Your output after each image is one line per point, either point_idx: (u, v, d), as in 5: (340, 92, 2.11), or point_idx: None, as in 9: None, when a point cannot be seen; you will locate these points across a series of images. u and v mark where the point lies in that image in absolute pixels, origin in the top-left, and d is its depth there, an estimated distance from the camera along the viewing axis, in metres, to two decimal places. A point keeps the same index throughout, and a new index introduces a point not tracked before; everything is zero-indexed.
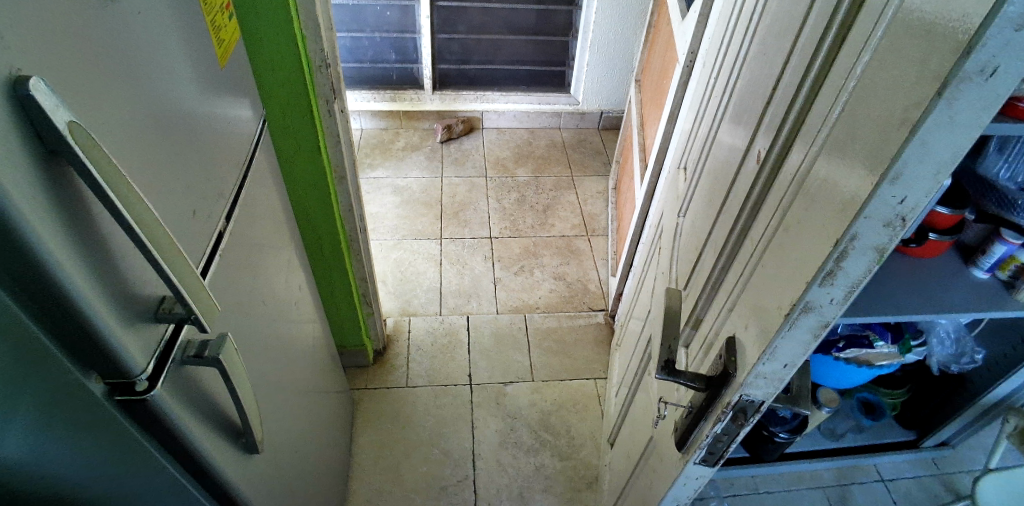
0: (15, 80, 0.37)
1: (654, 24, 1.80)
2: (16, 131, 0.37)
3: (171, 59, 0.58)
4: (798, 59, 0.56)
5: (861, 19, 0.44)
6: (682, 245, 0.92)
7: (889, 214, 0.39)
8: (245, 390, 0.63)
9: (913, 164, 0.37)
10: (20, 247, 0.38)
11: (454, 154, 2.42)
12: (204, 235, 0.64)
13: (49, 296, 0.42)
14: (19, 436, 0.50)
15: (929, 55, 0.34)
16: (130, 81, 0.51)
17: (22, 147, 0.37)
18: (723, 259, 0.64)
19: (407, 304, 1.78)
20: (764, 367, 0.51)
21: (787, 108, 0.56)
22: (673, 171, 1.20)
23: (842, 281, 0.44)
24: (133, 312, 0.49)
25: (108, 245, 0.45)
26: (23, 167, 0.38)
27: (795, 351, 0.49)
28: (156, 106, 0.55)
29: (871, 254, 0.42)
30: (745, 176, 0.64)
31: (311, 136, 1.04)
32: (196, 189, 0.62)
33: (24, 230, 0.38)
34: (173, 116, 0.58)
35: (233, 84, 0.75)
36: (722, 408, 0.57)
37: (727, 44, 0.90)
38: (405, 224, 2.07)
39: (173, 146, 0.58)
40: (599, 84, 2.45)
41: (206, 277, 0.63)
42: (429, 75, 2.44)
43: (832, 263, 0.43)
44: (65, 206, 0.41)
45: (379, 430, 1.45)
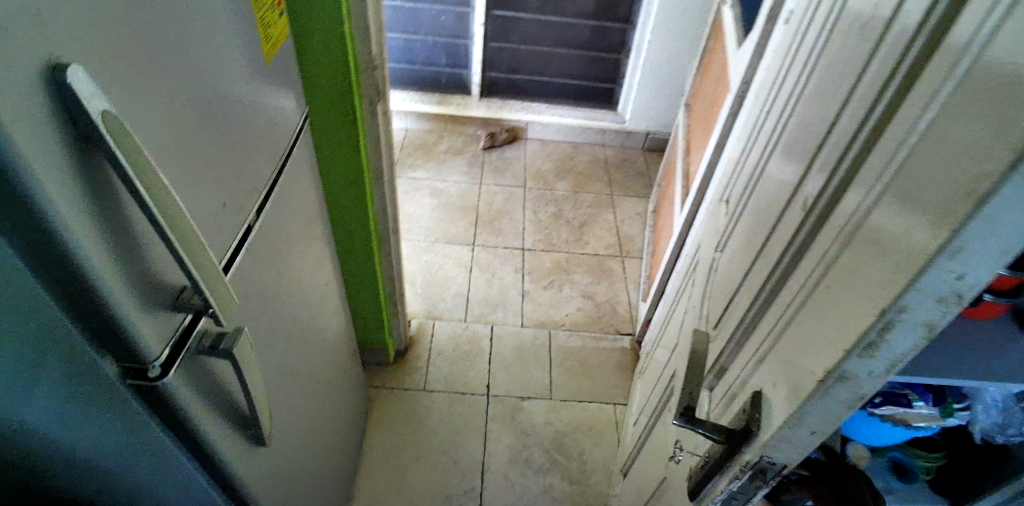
0: (55, 65, 0.38)
1: (709, 50, 1.76)
2: (51, 119, 0.38)
3: (216, 54, 0.58)
4: (859, 103, 0.53)
5: (931, 70, 0.41)
6: (717, 281, 0.89)
7: (947, 289, 0.36)
8: (257, 386, 0.63)
9: (978, 241, 0.34)
10: (51, 235, 0.39)
11: (496, 162, 2.42)
12: (233, 228, 0.64)
13: (74, 283, 0.43)
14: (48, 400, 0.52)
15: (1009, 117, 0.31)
16: (169, 74, 0.51)
17: (56, 135, 0.38)
18: (759, 303, 0.61)
19: (433, 307, 1.78)
20: (791, 431, 0.48)
21: (843, 152, 0.53)
22: (715, 203, 1.16)
23: (885, 354, 0.41)
24: (153, 303, 0.49)
25: (134, 233, 0.46)
26: (57, 156, 0.38)
27: (824, 419, 0.46)
28: (197, 100, 0.55)
29: (920, 329, 0.39)
30: (790, 218, 0.61)
31: (352, 135, 1.05)
32: (229, 183, 0.63)
33: (53, 220, 0.39)
34: (211, 107, 0.58)
35: (278, 79, 0.76)
36: (741, 466, 0.54)
37: (784, 76, 0.87)
38: (440, 227, 2.07)
39: (210, 137, 0.58)
40: (649, 105, 2.41)
41: (228, 272, 0.63)
42: (477, 82, 2.45)
43: (876, 332, 0.40)
44: (97, 196, 0.42)
45: (391, 430, 1.45)
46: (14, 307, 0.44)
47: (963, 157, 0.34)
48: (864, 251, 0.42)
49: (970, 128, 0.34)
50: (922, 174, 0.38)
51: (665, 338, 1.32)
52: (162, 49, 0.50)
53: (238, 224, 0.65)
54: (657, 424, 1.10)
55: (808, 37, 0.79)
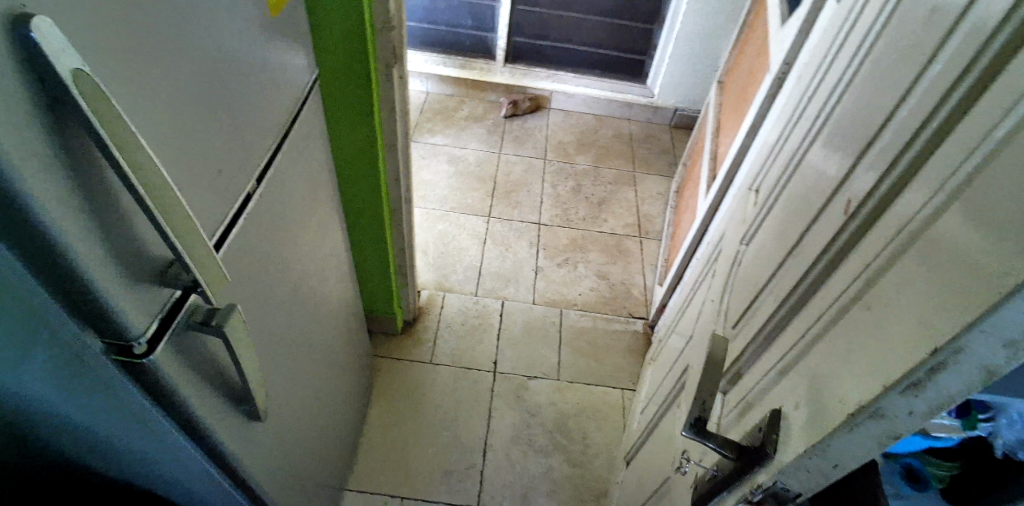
0: (16, 19, 0.34)
1: (749, 24, 1.67)
2: (17, 80, 0.34)
3: (206, 24, 0.53)
4: (921, 98, 0.47)
5: (1013, 65, 0.36)
6: (740, 278, 0.84)
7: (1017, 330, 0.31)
8: (250, 362, 0.61)
9: None
10: (19, 210, 0.37)
11: (516, 131, 2.35)
12: (228, 198, 0.61)
13: (48, 258, 0.40)
14: (36, 368, 0.51)
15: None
16: (169, 73, 0.49)
17: (23, 100, 0.35)
18: (787, 306, 0.57)
19: (444, 279, 1.75)
20: (810, 460, 0.44)
21: (894, 157, 0.48)
22: (743, 192, 1.10)
23: (929, 395, 0.36)
24: (139, 279, 0.47)
25: (117, 207, 0.43)
26: (23, 121, 0.35)
27: (850, 452, 0.41)
28: (200, 100, 0.54)
29: (977, 373, 0.33)
30: (828, 220, 0.56)
31: (365, 100, 1.00)
32: (225, 149, 0.59)
33: (20, 193, 0.36)
34: (209, 98, 0.55)
35: (285, 39, 0.71)
36: (752, 488, 0.50)
37: (833, 61, 0.80)
38: (455, 196, 2.03)
39: (204, 135, 0.55)
40: (679, 80, 2.32)
41: (219, 251, 0.60)
42: (502, 47, 2.36)
43: (924, 367, 0.35)
44: (74, 166, 0.39)
45: (394, 400, 1.45)
46: (10, 297, 0.43)
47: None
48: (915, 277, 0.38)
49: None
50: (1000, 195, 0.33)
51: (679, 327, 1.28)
52: (162, 48, 0.48)
53: (235, 195, 0.62)
54: (665, 416, 1.07)
55: (863, 20, 0.72)
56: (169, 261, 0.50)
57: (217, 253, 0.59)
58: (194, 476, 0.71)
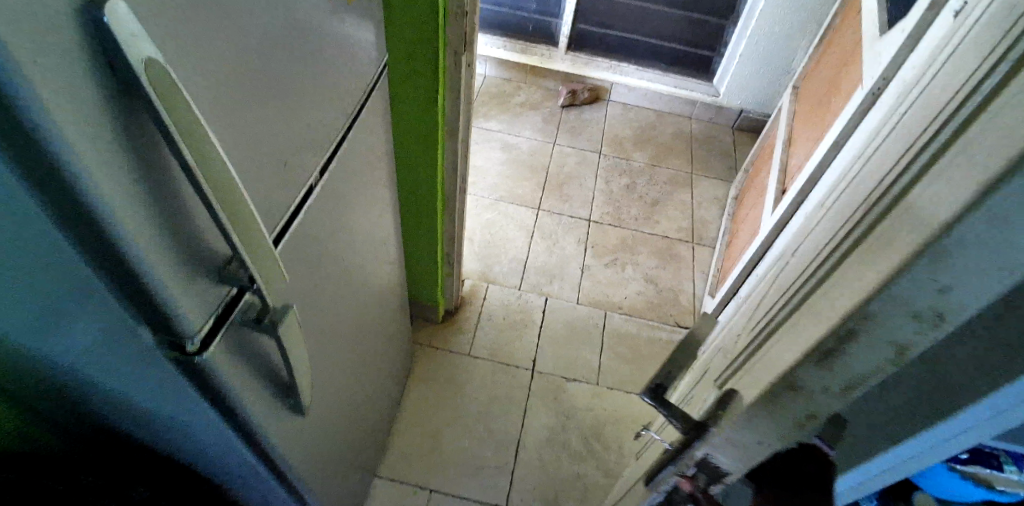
0: None
1: (835, 28, 1.56)
2: (83, 62, 0.32)
3: (252, 6, 0.48)
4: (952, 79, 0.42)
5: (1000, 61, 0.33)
6: (772, 284, 0.79)
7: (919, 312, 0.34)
8: (300, 359, 0.59)
9: (967, 256, 0.31)
10: (84, 206, 0.35)
11: (572, 122, 2.28)
12: (287, 188, 0.59)
13: (111, 254, 0.38)
14: (89, 348, 0.50)
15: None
16: (201, 47, 0.42)
17: (90, 88, 0.33)
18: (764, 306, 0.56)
19: (488, 269, 1.72)
20: (737, 435, 0.47)
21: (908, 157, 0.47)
22: (814, 210, 1.03)
23: (843, 373, 0.39)
24: (200, 275, 0.45)
25: (181, 200, 0.41)
26: (90, 111, 0.33)
27: (772, 428, 0.46)
28: (237, 76, 0.47)
29: (889, 349, 0.37)
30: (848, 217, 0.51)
31: (430, 86, 0.96)
32: (286, 141, 0.58)
33: (86, 188, 0.34)
34: (249, 88, 0.49)
35: (355, 25, 0.69)
36: (686, 458, 0.51)
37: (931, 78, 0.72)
38: (506, 185, 1.99)
39: (238, 128, 0.49)
40: (749, 82, 2.20)
41: (278, 246, 0.60)
42: (566, 32, 2.29)
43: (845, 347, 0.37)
44: (140, 156, 0.37)
45: (430, 389, 1.43)
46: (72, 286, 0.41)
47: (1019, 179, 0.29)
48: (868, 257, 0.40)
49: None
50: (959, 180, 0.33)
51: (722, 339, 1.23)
52: (201, 26, 0.42)
53: (286, 184, 0.59)
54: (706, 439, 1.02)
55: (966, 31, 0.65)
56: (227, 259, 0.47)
57: (276, 248, 0.59)
58: (232, 459, 0.70)
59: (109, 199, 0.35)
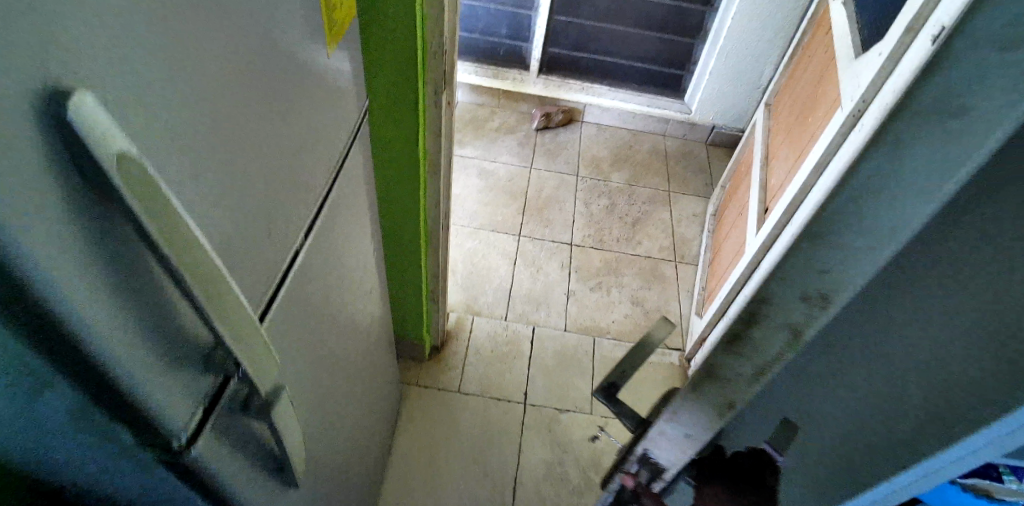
0: (52, 97, 0.29)
1: (805, 44, 1.59)
2: (45, 166, 0.29)
3: (252, 6, 0.45)
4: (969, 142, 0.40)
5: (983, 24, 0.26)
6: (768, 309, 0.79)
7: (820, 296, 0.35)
8: (294, 438, 0.55)
9: (842, 230, 0.32)
10: (49, 320, 0.31)
11: (548, 144, 2.28)
12: (273, 255, 0.56)
13: (77, 353, 0.33)
14: (60, 462, 0.45)
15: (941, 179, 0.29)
16: (204, 44, 0.40)
17: (52, 193, 0.29)
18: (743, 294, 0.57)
19: (473, 300, 1.69)
20: (669, 427, 0.50)
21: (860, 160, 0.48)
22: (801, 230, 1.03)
23: (754, 356, 0.40)
24: (178, 360, 0.41)
25: (159, 295, 0.37)
26: (54, 217, 0.30)
27: (699, 420, 0.48)
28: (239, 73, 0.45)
29: (786, 332, 0.38)
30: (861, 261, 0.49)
31: (411, 126, 0.94)
32: (272, 205, 0.54)
33: (51, 301, 0.30)
34: (250, 86, 0.47)
35: (336, 76, 0.66)
36: (633, 457, 0.56)
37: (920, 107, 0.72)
38: (486, 212, 1.97)
39: (239, 128, 0.46)
40: (720, 98, 2.23)
41: (264, 322, 0.55)
42: (538, 56, 2.30)
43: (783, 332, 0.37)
44: (106, 245, 0.33)
45: (421, 431, 1.39)
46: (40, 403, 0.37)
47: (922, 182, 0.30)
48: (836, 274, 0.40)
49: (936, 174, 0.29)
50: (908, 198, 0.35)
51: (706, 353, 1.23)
52: (201, 23, 0.39)
53: (288, 225, 0.58)
54: None
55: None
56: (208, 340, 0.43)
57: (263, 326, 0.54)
58: None
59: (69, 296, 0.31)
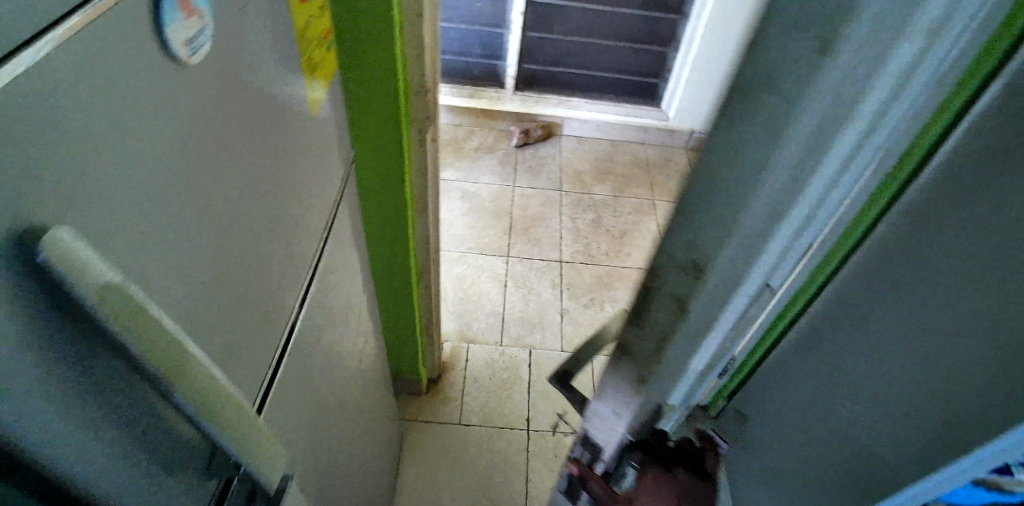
0: (22, 233, 0.26)
1: None
2: (18, 307, 0.26)
3: (238, 67, 0.42)
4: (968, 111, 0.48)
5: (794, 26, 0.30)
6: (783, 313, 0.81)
7: (733, 259, 0.39)
8: None
9: (717, 221, 0.38)
10: (25, 461, 0.28)
11: (530, 161, 2.26)
12: (271, 332, 0.53)
13: (35, 472, 0.29)
14: None
15: (804, 138, 0.31)
16: (193, 78, 0.36)
17: (25, 331, 0.27)
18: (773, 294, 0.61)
19: (466, 328, 1.66)
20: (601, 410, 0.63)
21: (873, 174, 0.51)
22: None
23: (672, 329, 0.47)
24: (164, 462, 0.37)
25: (151, 409, 0.35)
26: (31, 357, 0.27)
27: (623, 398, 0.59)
28: (229, 99, 0.41)
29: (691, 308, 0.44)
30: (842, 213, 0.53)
31: (397, 168, 0.91)
32: (269, 281, 0.51)
33: (29, 446, 0.28)
34: (248, 98, 0.44)
35: (321, 131, 0.63)
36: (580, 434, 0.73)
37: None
38: (472, 235, 1.95)
39: (234, 168, 0.43)
40: (698, 104, 2.25)
41: (260, 413, 0.51)
42: (513, 74, 2.31)
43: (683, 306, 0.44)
44: (75, 356, 0.29)
45: (425, 469, 1.35)
46: None
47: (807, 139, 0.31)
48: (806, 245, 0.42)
49: (812, 132, 0.31)
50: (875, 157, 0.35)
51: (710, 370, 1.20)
52: (178, 69, 0.35)
53: (280, 270, 0.54)
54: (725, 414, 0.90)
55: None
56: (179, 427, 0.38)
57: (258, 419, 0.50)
58: None
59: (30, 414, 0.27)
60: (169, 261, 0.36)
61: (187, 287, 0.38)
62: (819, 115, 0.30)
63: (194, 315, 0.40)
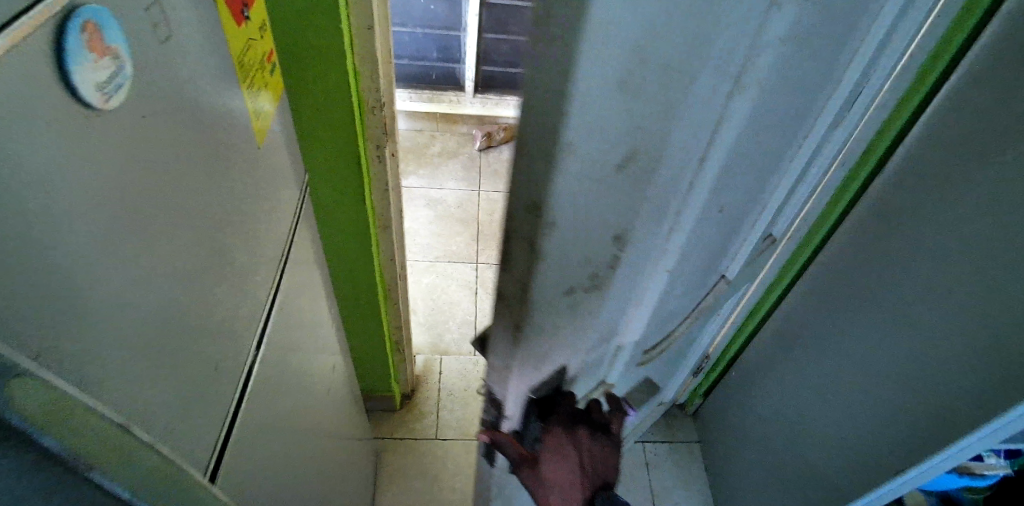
0: None
1: None
2: None
3: (168, 107, 0.39)
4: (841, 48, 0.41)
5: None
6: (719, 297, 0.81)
7: (584, 231, 0.33)
8: None
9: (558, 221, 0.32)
10: None
11: (495, 165, 2.22)
12: (225, 385, 0.50)
13: None
14: None
15: (601, 103, 0.27)
16: (118, 123, 0.33)
17: None
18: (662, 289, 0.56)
19: (439, 340, 1.62)
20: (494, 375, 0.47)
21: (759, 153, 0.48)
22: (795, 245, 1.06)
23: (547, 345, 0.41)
24: None
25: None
26: None
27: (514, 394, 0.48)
28: (163, 144, 0.38)
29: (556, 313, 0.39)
30: (745, 186, 0.47)
31: (355, 185, 0.88)
32: (219, 331, 0.48)
33: None
34: (187, 139, 0.41)
35: (269, 159, 0.59)
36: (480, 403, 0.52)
37: (850, 125, 0.74)
38: (439, 243, 1.91)
39: (172, 214, 0.40)
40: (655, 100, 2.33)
41: (215, 480, 0.48)
42: (471, 77, 2.29)
43: (535, 246, 0.33)
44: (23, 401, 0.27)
45: (405, 489, 1.32)
46: None
47: (609, 90, 0.26)
48: (667, 200, 0.35)
49: (600, 83, 0.26)
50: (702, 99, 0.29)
51: (678, 364, 1.21)
52: (100, 116, 0.32)
53: (245, 282, 0.53)
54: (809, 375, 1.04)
55: (870, 77, 0.68)
56: (152, 419, 0.39)
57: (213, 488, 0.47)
58: None
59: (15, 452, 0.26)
60: (115, 285, 0.34)
61: (158, 298, 0.38)
62: (603, 71, 0.25)
63: (168, 325, 0.40)
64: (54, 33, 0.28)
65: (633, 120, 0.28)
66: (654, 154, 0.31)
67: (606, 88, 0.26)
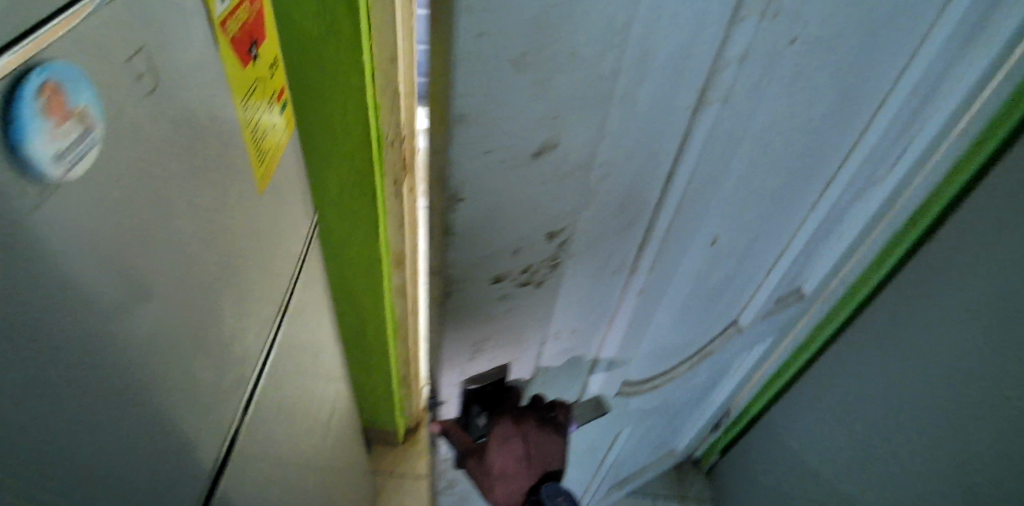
0: None
1: None
2: None
3: (171, 127, 0.36)
4: (803, 69, 0.52)
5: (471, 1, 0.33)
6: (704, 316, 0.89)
7: (493, 196, 0.44)
8: None
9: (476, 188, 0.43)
10: None
11: None
12: (206, 451, 0.45)
13: None
14: None
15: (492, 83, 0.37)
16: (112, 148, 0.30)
17: None
18: (617, 280, 0.65)
19: None
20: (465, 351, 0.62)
21: (705, 172, 0.58)
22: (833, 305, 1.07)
23: (476, 301, 0.54)
24: None
25: None
26: None
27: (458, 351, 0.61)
28: (158, 193, 0.35)
29: (491, 272, 0.52)
30: (696, 202, 0.62)
31: (366, 216, 0.83)
32: (206, 390, 0.44)
33: None
34: (188, 185, 0.38)
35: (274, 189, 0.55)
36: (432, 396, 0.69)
37: (892, 187, 0.79)
38: None
39: (164, 261, 0.37)
40: None
41: None
42: None
43: (450, 219, 0.46)
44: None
45: None
46: None
47: (500, 71, 0.36)
48: (565, 168, 0.45)
49: (484, 63, 0.35)
50: (598, 90, 0.41)
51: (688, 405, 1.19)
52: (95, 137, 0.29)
53: (255, 297, 0.53)
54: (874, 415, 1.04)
55: (903, 136, 0.70)
56: (151, 438, 0.38)
57: None
58: None
59: (2, 438, 0.27)
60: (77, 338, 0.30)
61: (141, 349, 0.35)
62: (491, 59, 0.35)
63: (153, 376, 0.37)
64: (6, 90, 0.24)
65: (523, 100, 0.38)
66: (548, 134, 0.41)
67: (488, 55, 0.35)
